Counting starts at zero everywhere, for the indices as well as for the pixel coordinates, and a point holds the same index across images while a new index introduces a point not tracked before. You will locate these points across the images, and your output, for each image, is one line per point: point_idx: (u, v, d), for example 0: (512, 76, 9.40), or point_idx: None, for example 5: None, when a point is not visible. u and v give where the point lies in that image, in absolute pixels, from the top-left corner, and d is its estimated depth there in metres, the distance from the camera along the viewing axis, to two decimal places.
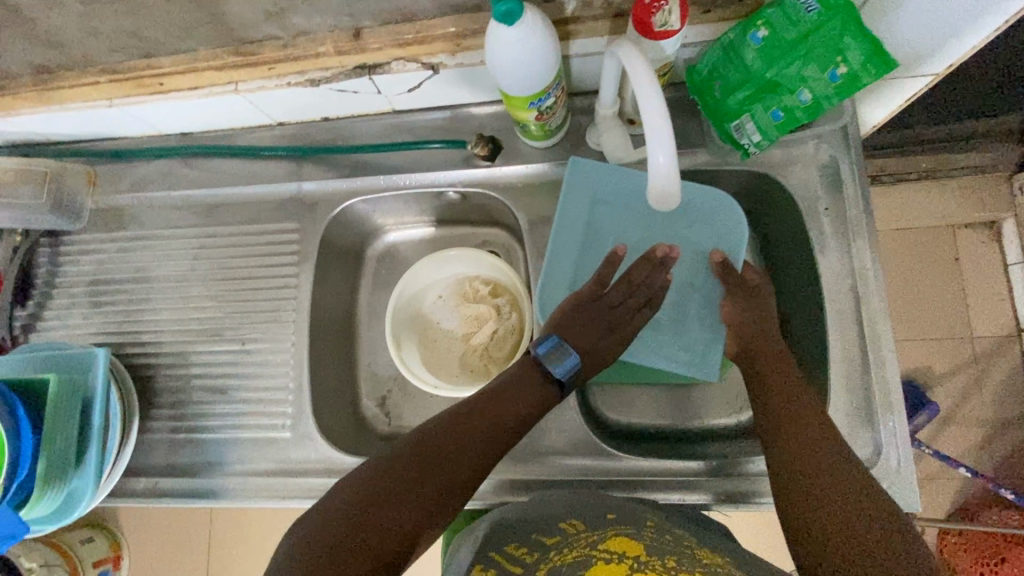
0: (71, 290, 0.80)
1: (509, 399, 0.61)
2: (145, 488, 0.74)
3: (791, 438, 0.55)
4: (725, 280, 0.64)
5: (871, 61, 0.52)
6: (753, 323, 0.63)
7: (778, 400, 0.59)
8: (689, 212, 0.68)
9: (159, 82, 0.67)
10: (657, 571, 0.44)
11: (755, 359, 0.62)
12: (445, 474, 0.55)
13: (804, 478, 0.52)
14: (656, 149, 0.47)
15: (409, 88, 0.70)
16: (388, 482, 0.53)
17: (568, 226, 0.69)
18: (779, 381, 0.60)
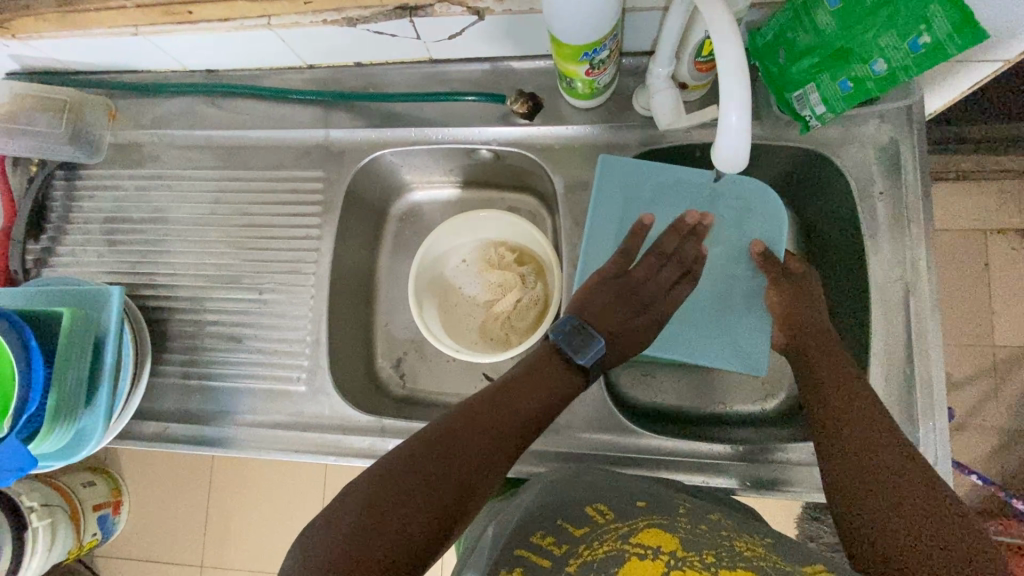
0: (86, 226, 0.78)
1: (535, 386, 0.56)
2: (154, 432, 0.72)
3: (841, 425, 0.53)
4: (770, 269, 0.63)
5: (959, 31, 0.48)
6: (801, 312, 0.62)
7: (826, 385, 0.57)
8: (722, 196, 0.67)
9: (188, 10, 0.63)
10: (695, 569, 0.42)
11: (798, 347, 0.61)
12: (471, 463, 0.50)
13: (854, 464, 0.50)
14: (730, 107, 0.43)
15: (450, 35, 0.67)
16: (406, 474, 0.48)
17: (603, 216, 0.67)
18: (827, 364, 0.58)
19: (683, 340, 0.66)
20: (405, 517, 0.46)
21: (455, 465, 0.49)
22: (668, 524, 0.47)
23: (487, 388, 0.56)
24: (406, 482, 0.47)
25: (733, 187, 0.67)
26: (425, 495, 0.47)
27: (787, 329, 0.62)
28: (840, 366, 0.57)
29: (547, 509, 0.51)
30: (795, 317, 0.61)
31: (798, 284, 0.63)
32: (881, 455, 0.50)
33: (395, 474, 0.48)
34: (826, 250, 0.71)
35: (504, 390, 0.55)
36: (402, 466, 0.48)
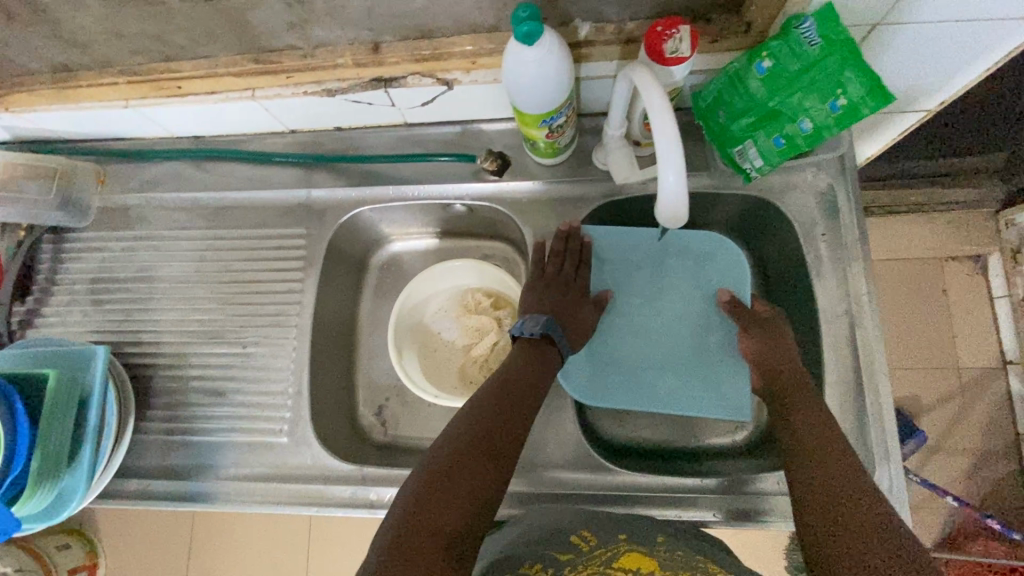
0: (72, 287, 0.80)
1: (534, 380, 0.62)
2: (136, 489, 0.73)
3: (811, 450, 0.56)
4: (738, 317, 0.68)
5: (870, 94, 0.55)
6: (773, 354, 0.65)
7: (800, 416, 0.60)
8: (693, 254, 0.73)
9: (176, 85, 0.69)
10: None
11: (776, 389, 0.63)
12: (496, 455, 0.55)
13: (820, 488, 0.53)
14: (666, 169, 0.48)
15: (422, 103, 0.72)
16: (442, 473, 0.52)
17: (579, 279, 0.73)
18: (801, 400, 0.61)
19: (664, 389, 0.70)
20: (451, 509, 0.50)
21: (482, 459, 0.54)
22: (648, 550, 0.53)
23: (491, 386, 0.61)
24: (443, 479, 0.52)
25: (699, 244, 0.73)
26: (463, 489, 0.52)
27: (761, 370, 0.65)
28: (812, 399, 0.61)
29: (535, 542, 0.54)
30: (772, 362, 0.64)
31: (768, 330, 0.66)
32: (846, 483, 0.53)
33: (432, 474, 0.52)
34: (781, 288, 0.76)
35: (510, 385, 0.61)
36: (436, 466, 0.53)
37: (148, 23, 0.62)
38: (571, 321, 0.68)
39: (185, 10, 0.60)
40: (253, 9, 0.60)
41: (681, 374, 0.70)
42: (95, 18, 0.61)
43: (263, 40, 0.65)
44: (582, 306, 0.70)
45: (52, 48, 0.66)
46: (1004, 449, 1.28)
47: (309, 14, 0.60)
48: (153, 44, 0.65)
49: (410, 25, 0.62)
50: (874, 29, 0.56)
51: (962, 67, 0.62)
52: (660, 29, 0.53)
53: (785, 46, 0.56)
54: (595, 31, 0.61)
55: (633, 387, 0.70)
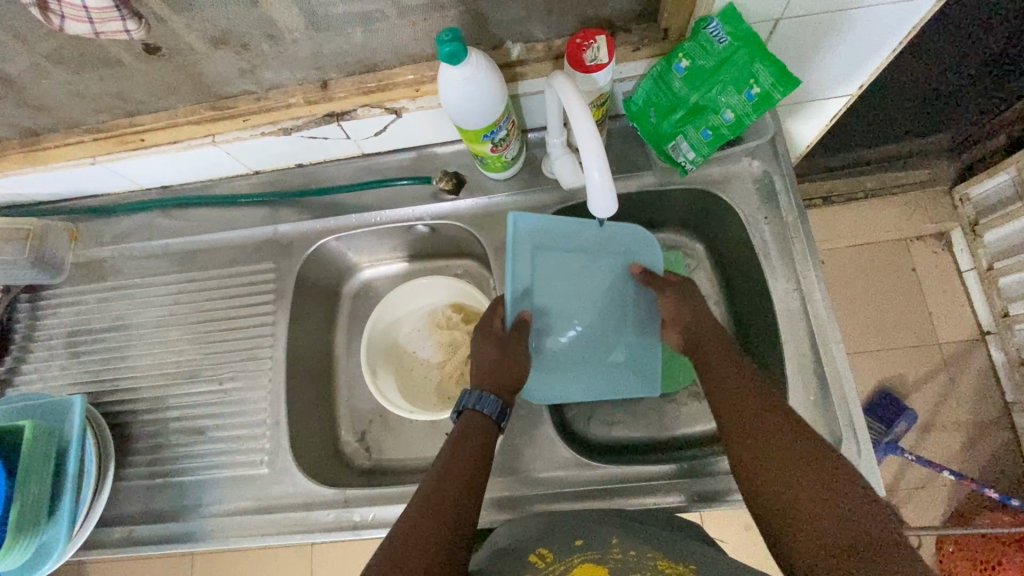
0: (50, 342, 0.81)
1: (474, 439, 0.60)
2: (120, 537, 0.72)
3: (745, 424, 0.57)
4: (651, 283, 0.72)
5: (779, 81, 0.60)
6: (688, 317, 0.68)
7: (722, 388, 0.61)
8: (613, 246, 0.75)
9: (140, 138, 0.73)
10: None
11: (694, 348, 0.66)
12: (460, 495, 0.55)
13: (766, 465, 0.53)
14: (592, 167, 0.52)
15: (375, 132, 0.76)
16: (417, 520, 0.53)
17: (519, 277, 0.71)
18: (725, 375, 0.62)
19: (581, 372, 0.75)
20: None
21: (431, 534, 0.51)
22: (600, 557, 0.54)
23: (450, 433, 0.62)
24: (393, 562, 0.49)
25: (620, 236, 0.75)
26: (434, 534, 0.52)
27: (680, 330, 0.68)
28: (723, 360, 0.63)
29: (500, 567, 0.55)
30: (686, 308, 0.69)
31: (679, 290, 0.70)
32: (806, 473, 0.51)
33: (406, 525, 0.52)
34: (736, 273, 0.79)
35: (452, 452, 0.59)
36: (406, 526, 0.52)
37: (109, 83, 0.66)
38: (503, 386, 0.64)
39: (141, 68, 0.64)
40: (205, 61, 0.64)
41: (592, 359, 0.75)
42: (58, 83, 0.65)
43: (218, 88, 0.69)
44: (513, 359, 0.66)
45: (20, 116, 0.70)
46: (994, 419, 1.29)
47: (258, 59, 0.65)
48: (115, 102, 0.69)
49: (354, 62, 0.67)
50: (778, 23, 0.61)
51: (869, 50, 0.67)
52: (578, 40, 0.58)
53: (696, 45, 0.61)
54: (525, 50, 0.66)
55: (555, 374, 0.73)
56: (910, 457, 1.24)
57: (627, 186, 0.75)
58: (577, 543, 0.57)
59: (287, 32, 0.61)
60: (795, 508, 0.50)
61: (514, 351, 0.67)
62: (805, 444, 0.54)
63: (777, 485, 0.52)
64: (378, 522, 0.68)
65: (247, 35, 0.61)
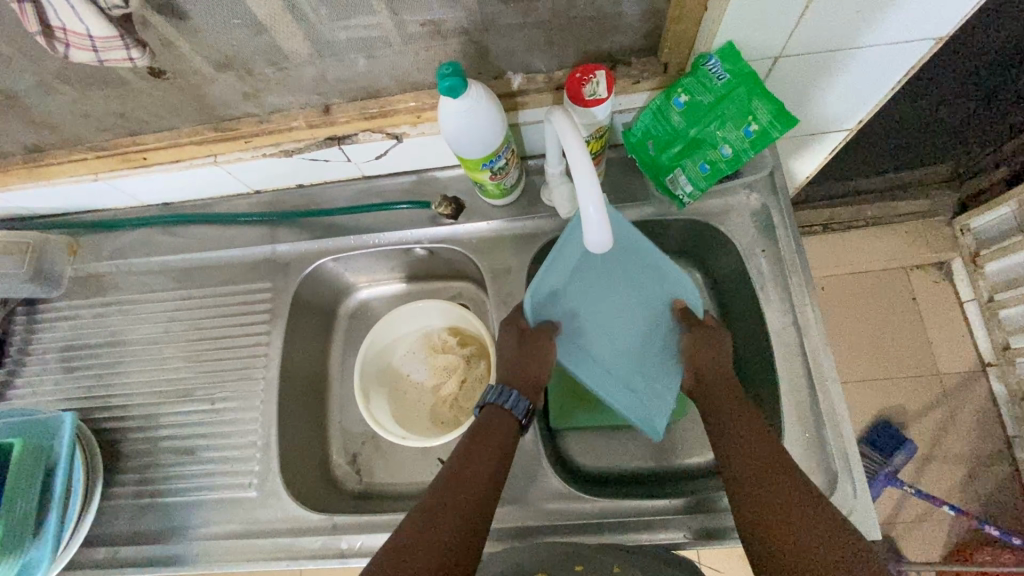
0: (45, 356, 0.81)
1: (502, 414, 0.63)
2: (105, 557, 0.71)
3: (750, 466, 0.57)
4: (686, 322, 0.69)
5: (776, 119, 0.61)
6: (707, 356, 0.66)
7: (728, 433, 0.61)
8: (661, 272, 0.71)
9: (143, 156, 0.73)
10: None
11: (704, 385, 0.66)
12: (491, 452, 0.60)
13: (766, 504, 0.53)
14: (586, 201, 0.51)
15: (375, 156, 0.77)
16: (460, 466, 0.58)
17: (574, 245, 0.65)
18: (734, 419, 0.62)
19: (603, 380, 0.70)
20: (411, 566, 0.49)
21: (454, 509, 0.54)
22: None
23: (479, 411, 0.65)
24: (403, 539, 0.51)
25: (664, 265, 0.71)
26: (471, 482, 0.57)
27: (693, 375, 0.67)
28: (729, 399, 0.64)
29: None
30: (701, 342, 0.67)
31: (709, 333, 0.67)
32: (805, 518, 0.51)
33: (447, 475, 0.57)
34: (734, 305, 0.79)
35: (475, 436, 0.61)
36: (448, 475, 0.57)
37: (115, 102, 0.67)
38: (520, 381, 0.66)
39: (147, 89, 0.65)
40: (209, 84, 0.65)
41: (615, 377, 0.70)
42: (64, 102, 0.66)
43: (221, 110, 0.70)
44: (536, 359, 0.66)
45: (25, 132, 0.71)
46: (995, 453, 1.28)
47: (262, 84, 0.66)
48: (119, 121, 0.70)
49: (356, 89, 0.68)
50: (776, 60, 0.62)
51: (869, 90, 0.68)
52: (578, 75, 0.58)
53: (696, 81, 0.62)
54: (526, 80, 0.67)
55: (579, 362, 0.70)
56: (910, 490, 1.23)
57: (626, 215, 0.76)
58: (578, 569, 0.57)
59: (291, 58, 0.62)
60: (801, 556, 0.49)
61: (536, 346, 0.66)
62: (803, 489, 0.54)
63: (778, 529, 0.51)
64: (366, 550, 0.67)
65: (251, 60, 0.62)
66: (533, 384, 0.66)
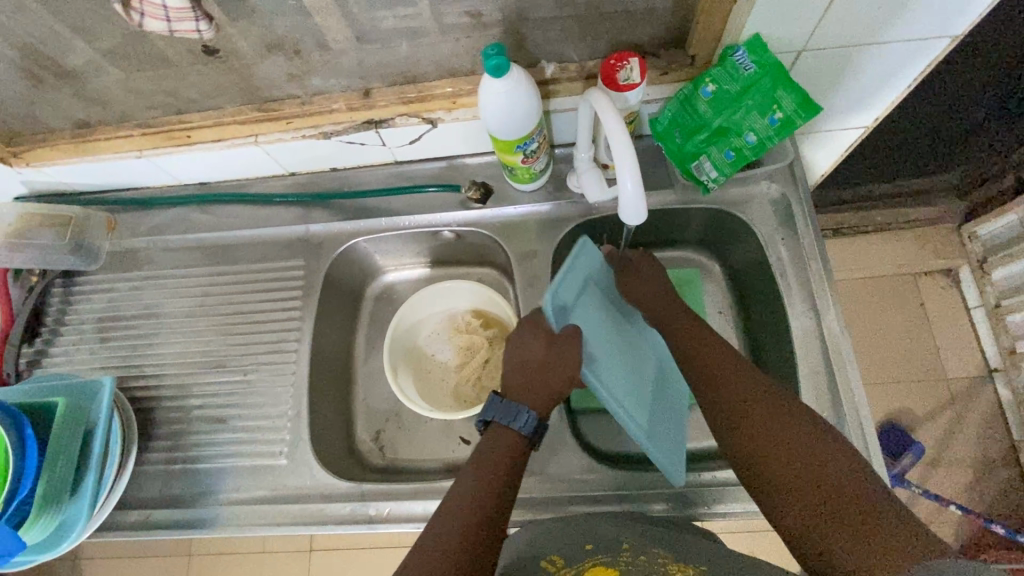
0: (81, 326, 0.84)
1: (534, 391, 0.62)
2: (136, 520, 0.73)
3: (739, 413, 0.58)
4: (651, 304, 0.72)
5: (801, 108, 0.64)
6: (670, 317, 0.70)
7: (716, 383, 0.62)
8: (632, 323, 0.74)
9: (187, 134, 0.76)
10: None
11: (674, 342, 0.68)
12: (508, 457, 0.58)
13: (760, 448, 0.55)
14: (624, 176, 0.54)
15: (409, 141, 0.80)
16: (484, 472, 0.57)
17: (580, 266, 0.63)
18: (714, 367, 0.63)
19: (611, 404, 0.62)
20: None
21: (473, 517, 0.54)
22: (611, 561, 0.55)
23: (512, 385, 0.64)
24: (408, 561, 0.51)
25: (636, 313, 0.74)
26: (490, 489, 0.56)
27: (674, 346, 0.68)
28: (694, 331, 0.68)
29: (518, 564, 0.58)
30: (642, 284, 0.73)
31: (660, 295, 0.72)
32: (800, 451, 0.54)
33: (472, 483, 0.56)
34: (752, 293, 0.81)
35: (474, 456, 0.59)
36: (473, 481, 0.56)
37: (166, 80, 0.70)
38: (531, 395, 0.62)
39: (198, 67, 0.68)
40: (257, 64, 0.69)
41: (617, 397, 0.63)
42: (118, 78, 0.69)
43: (266, 91, 0.73)
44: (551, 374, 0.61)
45: (77, 107, 0.74)
46: (1002, 457, 1.29)
47: (307, 65, 0.69)
48: (168, 99, 0.73)
49: (396, 73, 0.71)
50: (800, 54, 0.65)
51: (887, 85, 0.71)
52: (612, 62, 0.61)
53: (723, 70, 0.64)
54: (559, 69, 0.70)
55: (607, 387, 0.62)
56: (918, 491, 1.24)
57: (649, 203, 0.79)
58: (585, 548, 0.58)
59: (339, 41, 0.65)
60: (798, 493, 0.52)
61: (558, 349, 0.61)
62: (788, 420, 0.56)
63: (773, 470, 0.54)
64: (393, 517, 0.69)
65: (300, 42, 0.65)
66: (550, 393, 0.62)
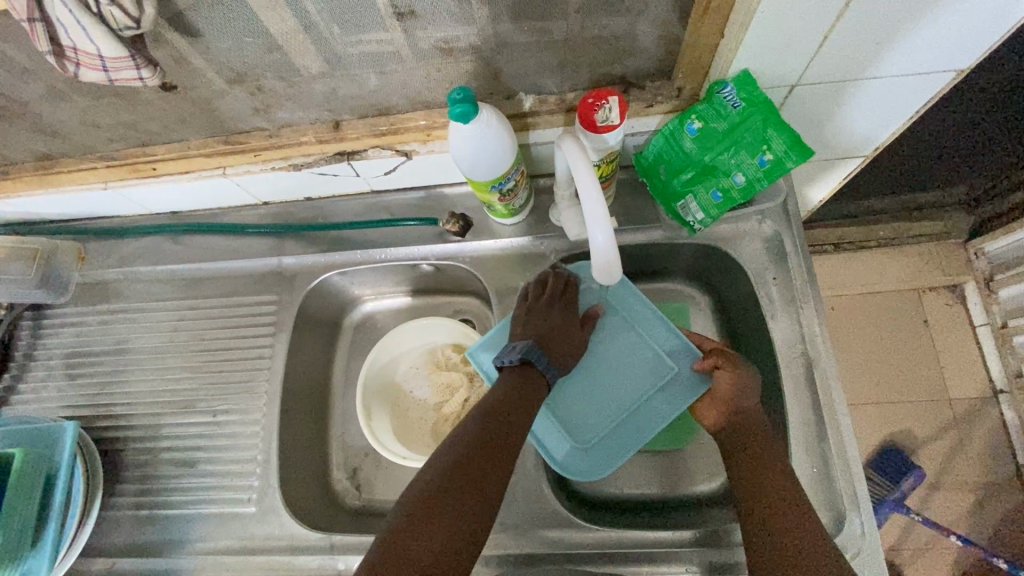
0: (50, 362, 0.81)
1: (565, 329, 0.67)
2: (102, 568, 0.71)
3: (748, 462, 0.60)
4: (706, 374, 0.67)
5: (792, 149, 0.60)
6: (742, 398, 0.63)
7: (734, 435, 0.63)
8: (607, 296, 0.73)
9: (152, 166, 0.73)
10: None
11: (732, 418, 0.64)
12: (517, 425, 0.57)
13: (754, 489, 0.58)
14: (594, 229, 0.50)
15: (384, 172, 0.76)
16: (483, 440, 0.56)
17: (653, 422, 0.69)
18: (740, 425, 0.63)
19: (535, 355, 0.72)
20: (427, 537, 0.49)
21: (472, 481, 0.53)
22: None
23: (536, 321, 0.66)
24: (430, 503, 0.51)
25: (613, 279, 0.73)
26: (490, 460, 0.55)
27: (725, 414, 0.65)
28: (754, 456, 0.61)
29: None
30: (738, 404, 0.63)
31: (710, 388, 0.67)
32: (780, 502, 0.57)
33: (466, 444, 0.55)
34: (743, 331, 0.77)
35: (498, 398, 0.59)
36: (472, 445, 0.55)
37: (126, 114, 0.67)
38: (562, 348, 0.66)
39: (158, 101, 0.65)
40: (219, 98, 0.65)
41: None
42: (75, 112, 0.66)
43: (232, 124, 0.70)
44: (576, 330, 0.68)
45: (37, 140, 0.71)
46: (1006, 481, 1.25)
47: (272, 99, 0.66)
48: (130, 131, 0.70)
49: (367, 105, 0.68)
50: (791, 89, 0.61)
51: (886, 120, 0.67)
52: (591, 99, 0.57)
53: (710, 107, 0.61)
54: (537, 102, 0.66)
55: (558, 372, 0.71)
56: (916, 518, 1.21)
57: (636, 238, 0.75)
58: None
59: (303, 74, 0.62)
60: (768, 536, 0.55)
61: (573, 326, 0.69)
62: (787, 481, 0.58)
63: (760, 516, 0.57)
64: None
65: (263, 76, 0.62)
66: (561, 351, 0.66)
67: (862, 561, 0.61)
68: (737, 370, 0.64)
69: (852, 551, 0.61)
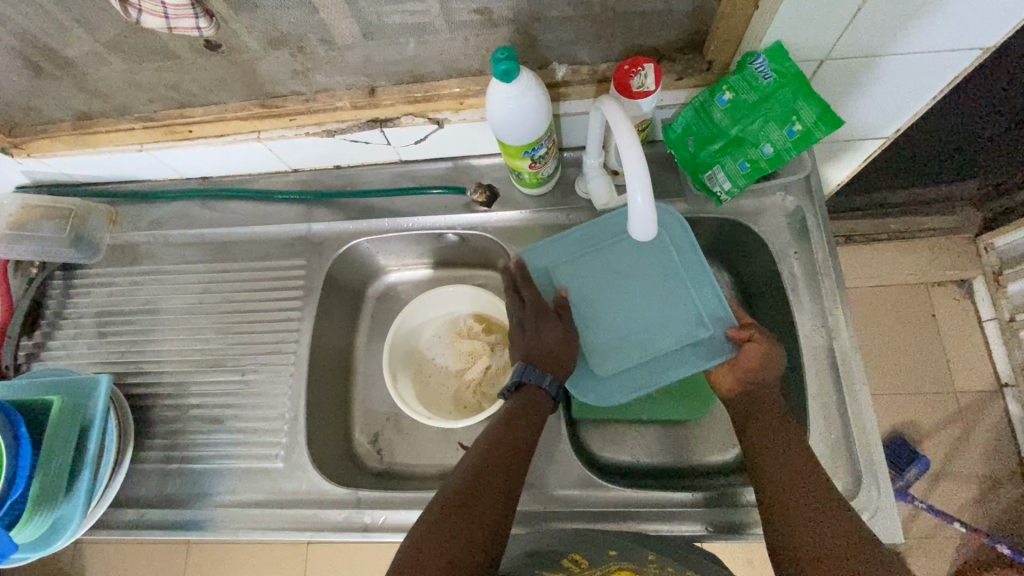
0: (80, 320, 0.83)
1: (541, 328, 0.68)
2: (132, 519, 0.73)
3: (763, 429, 0.63)
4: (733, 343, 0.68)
5: (821, 120, 0.61)
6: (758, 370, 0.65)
7: (751, 404, 0.65)
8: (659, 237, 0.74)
9: (189, 129, 0.75)
10: None
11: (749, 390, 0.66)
12: (510, 457, 0.61)
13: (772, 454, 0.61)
14: (636, 192, 0.53)
15: (415, 140, 0.78)
16: (481, 470, 0.59)
17: (668, 371, 0.69)
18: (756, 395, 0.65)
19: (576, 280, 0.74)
20: (438, 563, 0.52)
21: (475, 512, 0.56)
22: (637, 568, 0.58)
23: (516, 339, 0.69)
24: (437, 530, 0.54)
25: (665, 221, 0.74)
26: (490, 489, 0.58)
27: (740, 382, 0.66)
28: (771, 425, 0.63)
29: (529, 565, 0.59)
30: (760, 375, 0.64)
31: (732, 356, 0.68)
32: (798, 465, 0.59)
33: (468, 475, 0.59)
34: (761, 306, 0.79)
35: (497, 426, 0.63)
36: (471, 477, 0.58)
37: (166, 74, 0.68)
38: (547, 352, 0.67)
39: (199, 62, 0.66)
40: (259, 59, 0.66)
41: (574, 251, 0.75)
42: (117, 71, 0.67)
43: (270, 88, 0.71)
44: (551, 321, 0.69)
45: (77, 99, 0.72)
46: (1010, 473, 1.27)
47: (312, 62, 0.67)
48: (169, 93, 0.71)
49: (403, 72, 0.69)
50: (822, 63, 0.63)
51: (914, 94, 0.68)
52: (627, 67, 0.59)
53: (741, 79, 0.62)
54: (570, 72, 0.68)
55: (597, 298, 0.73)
56: (920, 505, 1.23)
57: None
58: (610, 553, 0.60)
59: (342, 39, 0.63)
60: (789, 497, 0.57)
61: (542, 318, 0.69)
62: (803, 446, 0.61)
63: (780, 479, 0.58)
64: (390, 525, 0.68)
65: (306, 38, 0.63)
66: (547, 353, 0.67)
67: (879, 524, 0.63)
68: (765, 344, 0.65)
69: (868, 514, 0.63)
